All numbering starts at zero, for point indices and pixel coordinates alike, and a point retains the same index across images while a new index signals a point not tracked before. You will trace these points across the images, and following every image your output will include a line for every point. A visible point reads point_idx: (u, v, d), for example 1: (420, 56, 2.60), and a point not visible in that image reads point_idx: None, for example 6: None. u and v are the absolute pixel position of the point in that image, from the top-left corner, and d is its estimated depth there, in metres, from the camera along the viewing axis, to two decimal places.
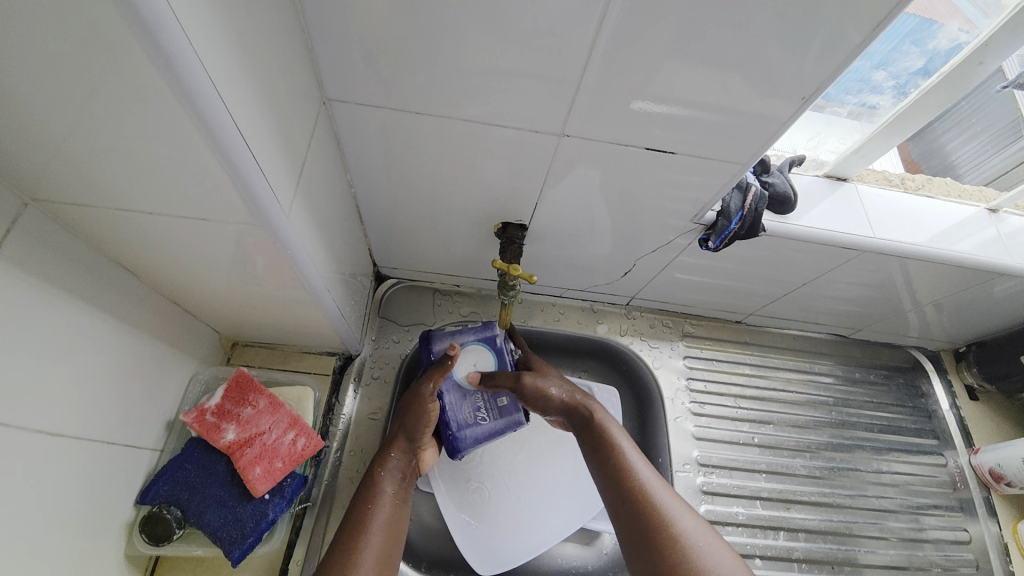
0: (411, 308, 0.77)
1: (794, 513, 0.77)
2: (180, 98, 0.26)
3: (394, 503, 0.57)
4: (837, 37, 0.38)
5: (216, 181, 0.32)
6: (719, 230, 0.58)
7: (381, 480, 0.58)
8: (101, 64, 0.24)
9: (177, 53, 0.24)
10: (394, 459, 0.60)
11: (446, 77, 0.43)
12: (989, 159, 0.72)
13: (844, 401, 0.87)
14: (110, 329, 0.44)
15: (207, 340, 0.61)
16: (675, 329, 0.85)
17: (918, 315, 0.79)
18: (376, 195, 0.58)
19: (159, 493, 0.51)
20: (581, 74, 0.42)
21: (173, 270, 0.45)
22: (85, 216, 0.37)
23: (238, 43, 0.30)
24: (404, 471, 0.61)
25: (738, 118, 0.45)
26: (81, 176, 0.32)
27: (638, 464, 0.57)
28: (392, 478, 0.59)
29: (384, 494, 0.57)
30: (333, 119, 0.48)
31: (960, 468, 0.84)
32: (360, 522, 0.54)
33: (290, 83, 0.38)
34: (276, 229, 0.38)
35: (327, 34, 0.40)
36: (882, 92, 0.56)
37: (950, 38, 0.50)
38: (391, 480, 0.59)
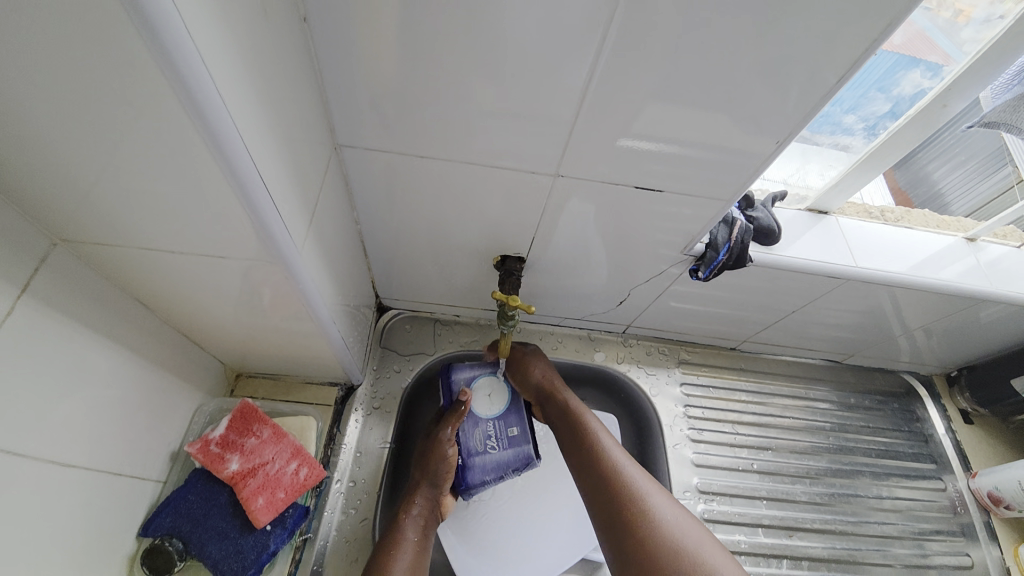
0: (413, 338, 0.79)
1: (796, 541, 0.76)
2: (211, 146, 0.29)
3: (416, 551, 0.59)
4: (807, 82, 0.41)
5: (236, 220, 0.35)
6: (708, 260, 0.61)
7: (404, 526, 0.60)
8: (143, 118, 0.27)
9: (211, 107, 0.27)
10: (417, 505, 0.63)
11: (448, 122, 0.46)
12: (978, 186, 0.76)
13: (841, 426, 0.88)
14: (124, 361, 0.46)
15: (212, 372, 0.62)
16: (671, 356, 0.86)
17: (909, 340, 0.81)
18: (380, 229, 0.61)
19: (162, 524, 0.51)
20: (574, 118, 0.45)
21: (186, 304, 0.47)
22: (109, 255, 0.39)
23: (262, 97, 0.33)
24: (425, 520, 0.63)
25: (722, 155, 0.48)
26: (111, 219, 0.34)
27: (606, 442, 0.60)
28: (414, 526, 0.61)
29: (406, 541, 0.59)
30: (342, 161, 0.51)
31: (960, 493, 0.84)
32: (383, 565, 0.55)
33: (305, 128, 0.41)
34: (288, 264, 0.41)
35: (340, 85, 0.44)
36: (853, 133, 0.60)
37: (913, 84, 0.53)
38: (413, 528, 0.61)
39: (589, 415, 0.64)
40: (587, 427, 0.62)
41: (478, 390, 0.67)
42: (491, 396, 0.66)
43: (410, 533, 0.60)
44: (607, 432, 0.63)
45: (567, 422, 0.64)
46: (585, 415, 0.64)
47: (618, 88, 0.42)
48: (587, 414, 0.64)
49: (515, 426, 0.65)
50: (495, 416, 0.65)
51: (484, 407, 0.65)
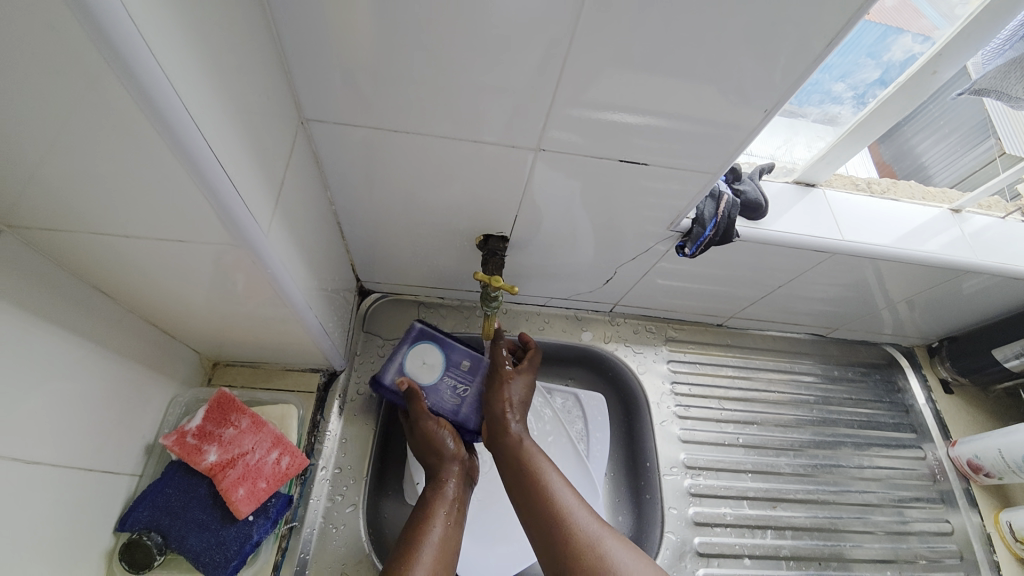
0: (395, 321, 0.77)
1: (780, 511, 0.78)
2: (155, 123, 0.26)
3: (449, 526, 0.57)
4: (797, 49, 0.39)
5: (193, 204, 0.33)
6: (694, 236, 0.60)
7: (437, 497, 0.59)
8: (75, 92, 0.24)
9: (151, 81, 0.25)
10: (448, 476, 0.61)
11: (422, 94, 0.44)
12: (962, 159, 0.75)
13: (825, 398, 0.89)
14: (86, 353, 0.43)
15: (187, 361, 0.60)
16: (659, 334, 0.86)
17: (892, 312, 0.82)
18: (357, 211, 0.59)
19: (139, 519, 0.50)
20: (554, 89, 0.43)
21: (151, 292, 0.45)
22: (59, 242, 0.36)
23: (212, 67, 0.31)
24: (459, 494, 0.61)
25: (708, 128, 0.46)
26: (55, 203, 0.32)
27: (558, 489, 0.57)
28: (447, 503, 0.59)
29: (437, 515, 0.57)
30: (311, 138, 0.49)
31: (939, 460, 0.86)
32: (411, 544, 0.53)
33: (266, 103, 0.39)
34: (255, 248, 0.38)
35: (303, 54, 0.41)
36: (842, 102, 0.59)
37: (904, 49, 0.52)
38: (446, 504, 0.59)
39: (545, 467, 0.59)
40: (546, 485, 0.56)
41: (412, 365, 0.68)
42: (426, 360, 0.68)
43: (444, 505, 0.58)
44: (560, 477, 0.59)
45: (524, 485, 0.57)
46: (539, 468, 0.58)
47: (600, 57, 0.40)
48: (544, 467, 0.58)
49: (463, 358, 0.69)
50: (444, 368, 0.68)
51: (428, 375, 0.67)
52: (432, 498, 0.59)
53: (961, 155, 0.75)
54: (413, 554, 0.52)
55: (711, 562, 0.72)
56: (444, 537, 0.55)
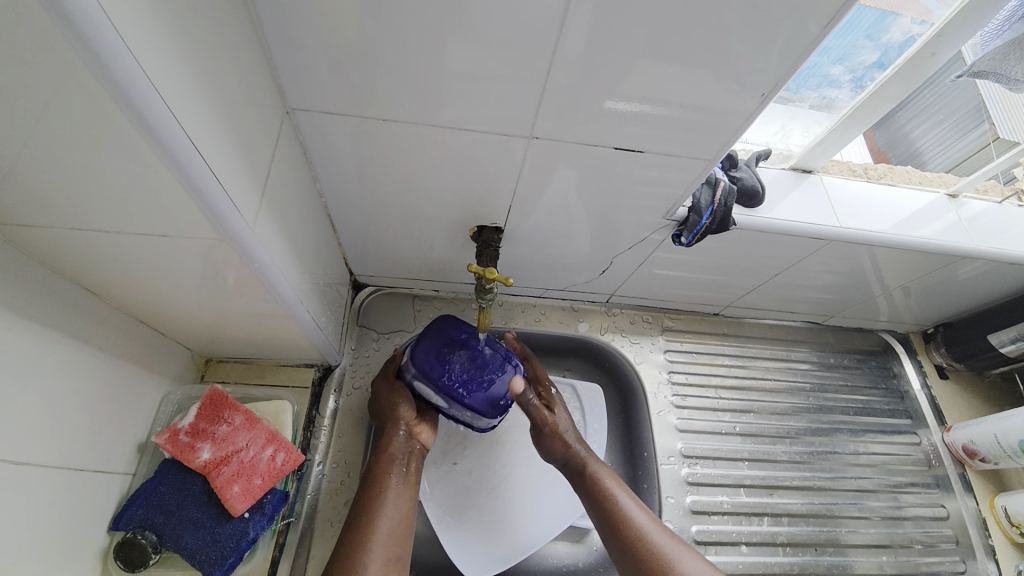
0: (390, 315, 0.77)
1: (777, 498, 0.78)
2: (129, 113, 0.25)
3: (402, 490, 0.58)
4: (794, 32, 0.38)
5: (175, 198, 0.32)
6: (690, 225, 0.59)
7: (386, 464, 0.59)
8: (42, 82, 0.23)
9: (124, 69, 0.24)
10: (396, 441, 0.61)
11: (411, 81, 0.42)
12: (955, 145, 0.75)
13: (820, 386, 0.89)
14: (74, 353, 0.43)
15: (179, 358, 0.59)
16: (655, 323, 0.86)
17: (888, 299, 0.82)
18: (348, 203, 0.58)
19: (133, 517, 0.49)
20: (546, 76, 0.42)
21: (137, 289, 0.44)
22: (39, 239, 0.35)
23: (188, 55, 0.29)
24: (407, 452, 0.61)
25: (704, 114, 0.46)
26: (31, 198, 0.31)
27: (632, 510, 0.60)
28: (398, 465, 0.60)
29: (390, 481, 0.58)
30: (297, 128, 0.47)
31: (934, 446, 0.87)
32: (366, 514, 0.55)
33: (250, 94, 0.38)
34: (242, 242, 0.37)
35: (286, 41, 0.40)
36: (839, 86, 0.58)
37: (903, 30, 0.51)
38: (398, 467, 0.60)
39: (620, 494, 0.61)
40: (627, 518, 0.58)
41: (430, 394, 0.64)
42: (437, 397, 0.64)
43: (394, 474, 0.59)
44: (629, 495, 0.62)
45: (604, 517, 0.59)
46: (617, 498, 0.60)
47: (592, 41, 0.39)
48: (619, 495, 0.61)
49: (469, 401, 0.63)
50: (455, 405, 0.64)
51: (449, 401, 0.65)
52: (382, 467, 0.59)
53: (959, 138, 0.74)
54: (368, 533, 0.53)
55: (709, 550, 0.72)
56: (396, 506, 0.57)
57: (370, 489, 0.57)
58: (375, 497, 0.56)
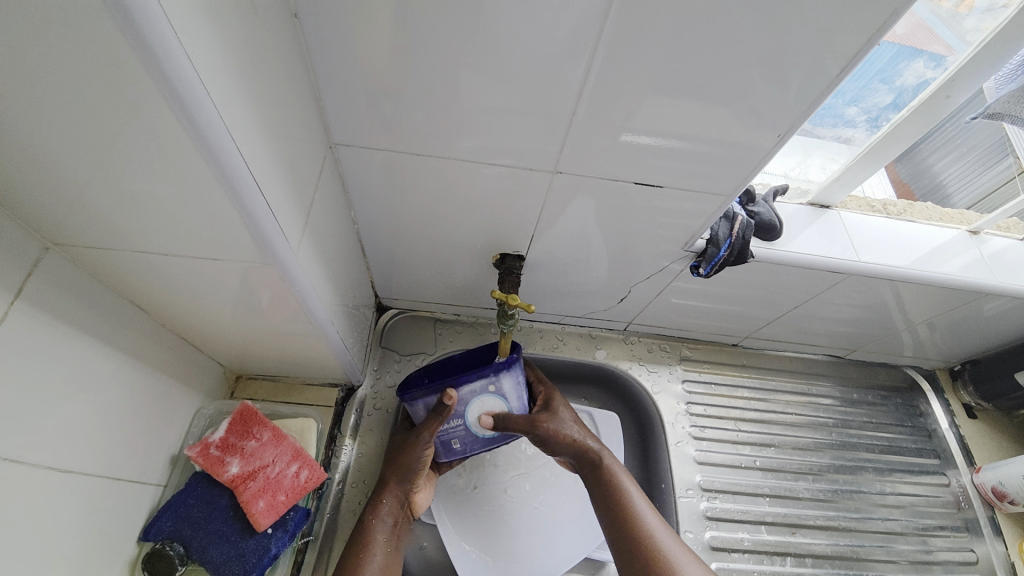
0: (412, 337, 0.79)
1: (799, 537, 0.76)
2: (203, 150, 0.28)
3: (384, 557, 0.58)
4: (808, 75, 0.41)
5: (229, 223, 0.34)
6: (709, 257, 0.60)
7: (372, 530, 0.58)
8: (130, 123, 0.27)
9: (202, 112, 0.27)
10: (386, 507, 0.60)
11: (446, 118, 0.46)
12: (979, 178, 0.75)
13: (843, 421, 0.87)
14: (119, 365, 0.45)
15: (211, 373, 0.62)
16: (673, 353, 0.86)
17: (912, 334, 0.80)
18: (378, 230, 0.61)
19: (163, 528, 0.51)
20: (571, 114, 0.44)
21: (182, 307, 0.47)
22: (104, 259, 0.38)
23: (254, 97, 0.33)
24: (396, 517, 0.61)
25: (722, 150, 0.48)
26: (103, 223, 0.34)
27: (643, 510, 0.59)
28: (384, 527, 0.59)
29: (375, 545, 0.57)
30: (338, 161, 0.51)
31: (964, 487, 0.84)
32: None
33: (300, 131, 0.41)
34: (284, 266, 0.40)
35: (334, 83, 0.43)
36: (855, 125, 0.59)
37: (916, 75, 0.53)
38: (382, 530, 0.59)
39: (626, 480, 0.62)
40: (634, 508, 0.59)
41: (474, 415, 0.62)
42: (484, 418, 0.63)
43: (375, 544, 0.57)
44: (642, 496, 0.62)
45: (610, 500, 0.60)
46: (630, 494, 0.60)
47: (617, 82, 0.42)
48: (626, 483, 0.62)
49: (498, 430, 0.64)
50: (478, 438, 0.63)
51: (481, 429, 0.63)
52: (365, 533, 0.58)
53: (989, 166, 0.73)
54: None
55: None
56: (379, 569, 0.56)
57: (357, 549, 0.56)
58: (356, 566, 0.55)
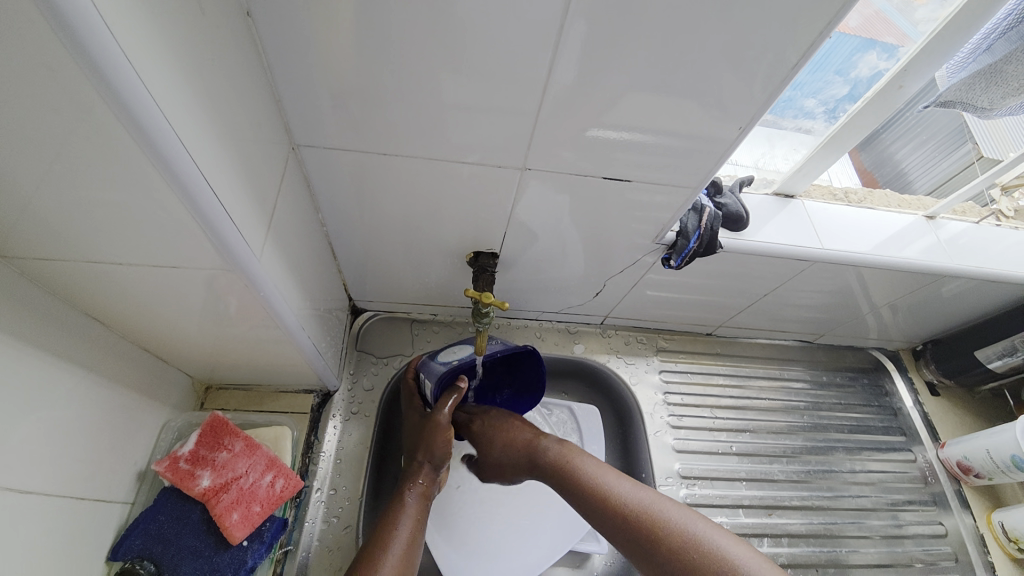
0: (389, 339, 0.78)
1: (776, 518, 0.78)
2: (153, 156, 0.27)
3: (417, 523, 0.56)
4: (769, 67, 0.41)
5: (186, 230, 0.33)
6: (679, 248, 0.61)
7: (403, 501, 0.57)
8: (71, 129, 0.25)
9: (149, 116, 0.26)
10: (418, 481, 0.60)
11: (413, 116, 0.45)
12: (940, 165, 0.78)
13: (815, 404, 0.90)
14: (79, 381, 0.43)
15: (179, 385, 0.60)
16: (649, 344, 0.87)
17: (876, 317, 0.83)
18: (348, 232, 0.60)
19: (131, 547, 0.49)
20: (538, 110, 0.44)
21: (143, 318, 0.45)
22: (55, 270, 0.37)
23: (207, 98, 0.32)
24: (425, 492, 0.60)
25: (688, 145, 0.48)
26: (51, 233, 0.32)
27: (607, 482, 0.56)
28: (415, 499, 0.58)
29: (406, 513, 0.56)
30: (302, 163, 0.50)
31: (929, 462, 0.87)
32: (370, 558, 0.50)
33: (259, 133, 0.40)
34: (249, 272, 0.39)
35: (294, 83, 0.42)
36: (814, 117, 0.61)
37: (870, 66, 0.54)
38: (414, 501, 0.58)
39: (620, 484, 0.56)
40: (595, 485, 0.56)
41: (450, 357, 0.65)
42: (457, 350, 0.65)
43: (406, 512, 0.56)
44: (604, 469, 0.59)
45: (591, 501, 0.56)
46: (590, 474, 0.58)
47: (582, 78, 0.42)
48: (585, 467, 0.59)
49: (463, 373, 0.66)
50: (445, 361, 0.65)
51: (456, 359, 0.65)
52: (395, 506, 0.57)
53: (949, 152, 0.76)
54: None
55: None
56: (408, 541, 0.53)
57: (386, 522, 0.54)
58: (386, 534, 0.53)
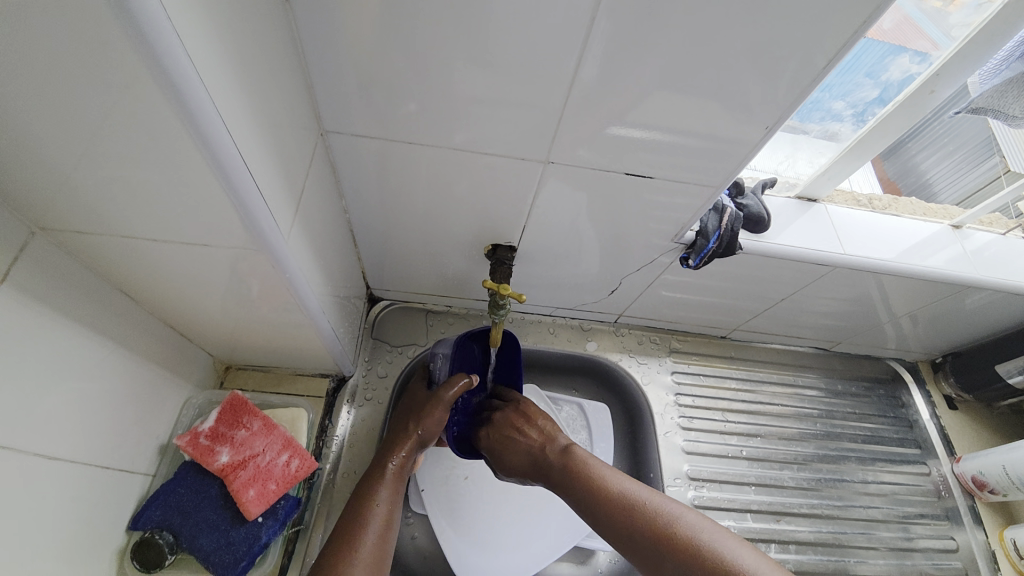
0: (403, 329, 0.79)
1: (784, 525, 0.77)
2: (194, 136, 0.28)
3: (394, 494, 0.57)
4: (798, 68, 0.41)
5: (220, 209, 0.34)
6: (698, 248, 0.61)
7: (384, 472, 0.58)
8: (117, 107, 0.26)
9: (194, 98, 0.27)
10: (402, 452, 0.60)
11: (438, 108, 0.45)
12: (966, 176, 0.76)
13: (828, 412, 0.89)
14: (107, 353, 0.45)
15: (201, 364, 0.61)
16: (662, 345, 0.87)
17: (895, 327, 0.82)
18: (369, 220, 0.60)
19: (151, 518, 0.51)
20: (563, 104, 0.45)
21: (171, 295, 0.46)
22: (90, 244, 0.38)
23: (246, 84, 0.33)
24: (408, 461, 0.61)
25: (713, 144, 0.48)
26: (90, 208, 0.33)
27: (615, 480, 0.57)
28: (397, 470, 0.59)
29: (385, 485, 0.57)
30: (329, 149, 0.51)
31: (944, 476, 0.86)
32: (349, 536, 0.52)
33: (290, 118, 0.41)
34: (276, 253, 0.40)
35: (324, 71, 0.43)
36: (842, 119, 0.60)
37: (902, 69, 0.53)
38: (395, 471, 0.59)
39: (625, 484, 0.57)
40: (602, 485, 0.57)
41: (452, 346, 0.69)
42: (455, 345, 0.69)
43: (384, 486, 0.57)
44: (613, 471, 0.60)
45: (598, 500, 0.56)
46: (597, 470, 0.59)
47: (609, 73, 0.42)
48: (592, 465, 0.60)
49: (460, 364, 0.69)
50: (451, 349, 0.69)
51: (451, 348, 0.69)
52: (376, 476, 0.58)
53: (978, 163, 0.74)
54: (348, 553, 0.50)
55: None
56: (387, 512, 0.56)
57: (367, 490, 0.56)
58: (365, 511, 0.54)
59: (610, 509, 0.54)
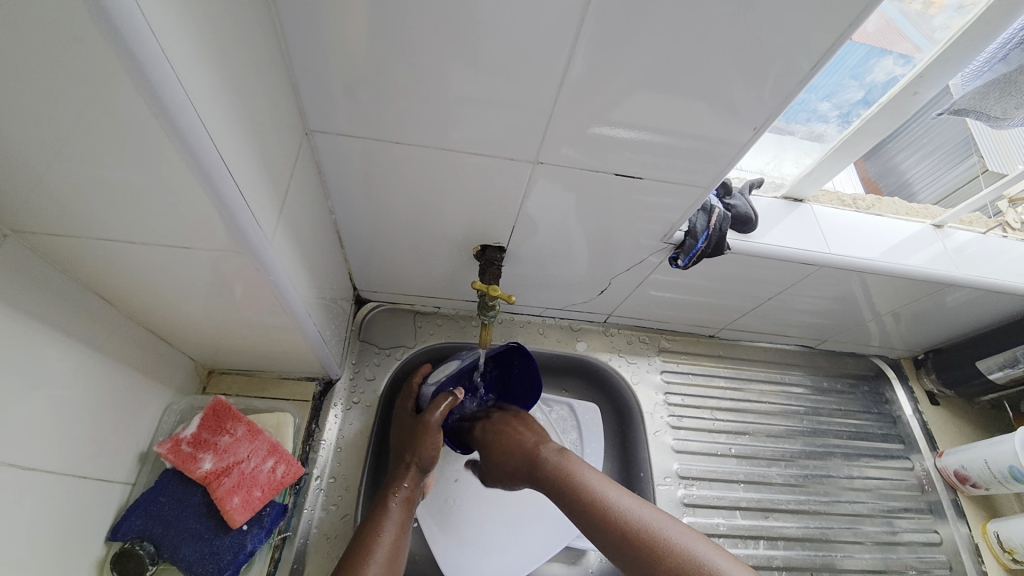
0: (391, 330, 0.78)
1: (772, 521, 0.78)
2: (173, 136, 0.27)
3: (400, 530, 0.56)
4: (785, 70, 0.41)
5: (201, 211, 0.33)
6: (687, 248, 0.61)
7: (386, 510, 0.56)
8: (91, 105, 0.25)
9: (173, 98, 0.26)
10: (403, 487, 0.59)
11: (426, 107, 0.45)
12: (944, 176, 0.78)
13: (814, 409, 0.90)
14: (84, 359, 0.43)
15: (182, 368, 0.60)
16: (652, 344, 0.87)
17: (879, 325, 0.83)
18: (356, 220, 0.59)
19: (131, 528, 0.49)
20: (553, 104, 0.44)
21: (150, 299, 0.45)
22: (65, 246, 0.36)
23: (228, 82, 0.32)
24: (411, 495, 0.59)
25: (701, 144, 0.48)
26: (65, 210, 0.32)
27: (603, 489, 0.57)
28: (399, 504, 0.58)
29: (389, 520, 0.55)
30: (314, 149, 0.50)
31: (927, 471, 0.88)
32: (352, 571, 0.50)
33: (274, 118, 0.40)
34: (260, 256, 0.39)
35: (309, 68, 0.42)
36: (827, 120, 0.61)
37: (886, 71, 0.54)
38: (397, 506, 0.57)
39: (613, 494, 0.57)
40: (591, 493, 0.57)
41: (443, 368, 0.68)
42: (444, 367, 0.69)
43: (387, 521, 0.55)
44: (600, 478, 0.60)
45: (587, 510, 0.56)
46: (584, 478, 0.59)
47: (598, 73, 0.42)
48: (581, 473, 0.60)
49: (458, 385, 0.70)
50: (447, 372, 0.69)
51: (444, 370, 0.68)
52: (377, 513, 0.56)
53: (956, 163, 0.76)
54: None
55: None
56: (393, 547, 0.54)
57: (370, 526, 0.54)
58: (368, 546, 0.52)
59: (601, 518, 0.54)
